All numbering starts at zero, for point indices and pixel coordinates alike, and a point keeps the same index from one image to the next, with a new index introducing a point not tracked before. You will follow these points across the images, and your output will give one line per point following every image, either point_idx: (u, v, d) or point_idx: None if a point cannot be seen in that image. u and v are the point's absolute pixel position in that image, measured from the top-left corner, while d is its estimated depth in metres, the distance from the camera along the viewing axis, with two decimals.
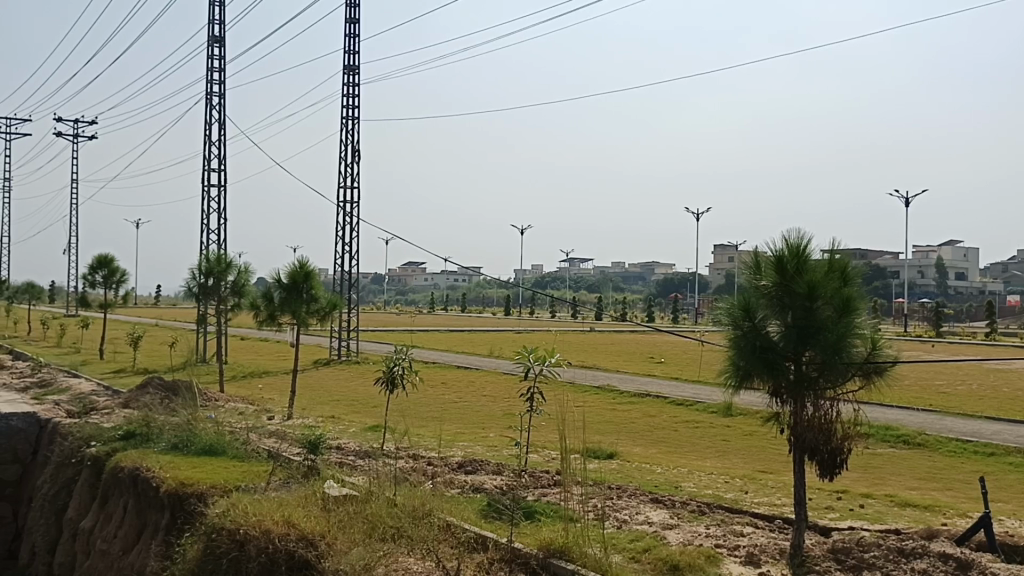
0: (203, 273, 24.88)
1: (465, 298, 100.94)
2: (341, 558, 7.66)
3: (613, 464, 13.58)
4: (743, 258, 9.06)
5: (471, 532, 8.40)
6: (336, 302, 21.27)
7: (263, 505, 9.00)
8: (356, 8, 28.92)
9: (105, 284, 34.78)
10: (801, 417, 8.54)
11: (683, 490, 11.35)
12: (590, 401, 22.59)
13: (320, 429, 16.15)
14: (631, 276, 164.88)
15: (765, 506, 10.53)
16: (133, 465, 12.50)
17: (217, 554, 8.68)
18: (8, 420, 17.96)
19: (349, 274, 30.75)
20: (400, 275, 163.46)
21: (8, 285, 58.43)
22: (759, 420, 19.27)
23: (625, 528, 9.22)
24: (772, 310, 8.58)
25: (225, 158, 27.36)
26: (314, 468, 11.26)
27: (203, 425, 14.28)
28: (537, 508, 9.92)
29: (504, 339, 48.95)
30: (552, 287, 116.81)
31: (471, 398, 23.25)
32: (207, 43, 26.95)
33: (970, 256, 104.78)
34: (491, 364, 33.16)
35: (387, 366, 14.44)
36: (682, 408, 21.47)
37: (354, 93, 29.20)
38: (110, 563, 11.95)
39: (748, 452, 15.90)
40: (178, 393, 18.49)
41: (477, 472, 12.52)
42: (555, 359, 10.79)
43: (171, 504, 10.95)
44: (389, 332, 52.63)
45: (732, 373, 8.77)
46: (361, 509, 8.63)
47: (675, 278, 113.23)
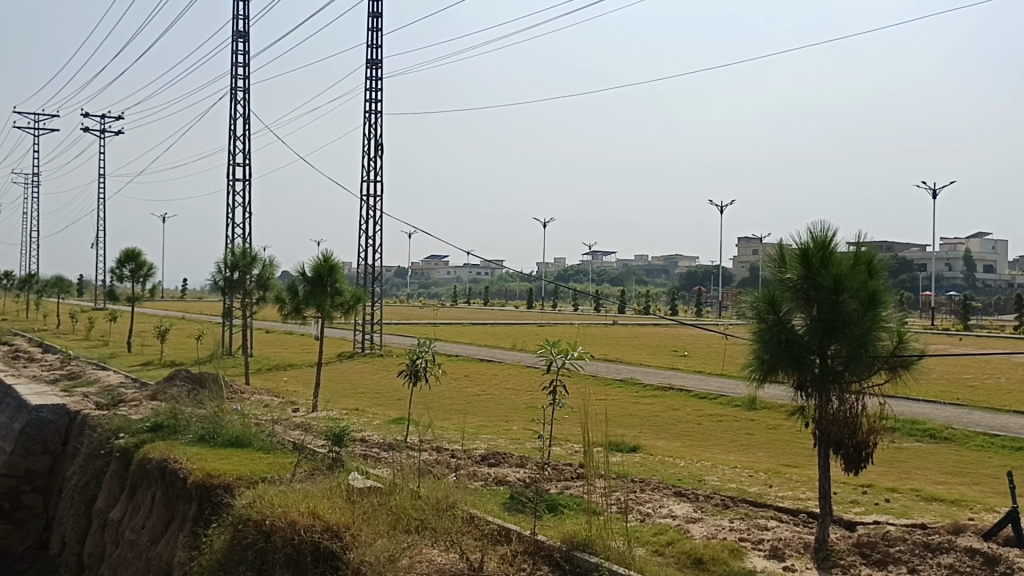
0: (229, 266, 25.06)
1: (487, 291, 101.24)
2: (365, 550, 7.70)
3: (635, 457, 13.59)
4: (768, 252, 9.02)
5: (495, 524, 8.46)
6: (360, 295, 21.39)
7: (288, 496, 9.09)
8: (379, 1, 29.00)
9: (132, 277, 35.15)
10: (827, 411, 8.48)
11: (706, 484, 11.32)
12: (613, 394, 22.57)
13: (345, 421, 16.29)
14: (654, 269, 164.41)
15: (790, 500, 10.48)
16: (161, 456, 12.68)
17: (244, 544, 8.80)
18: (39, 412, 18.28)
19: (373, 268, 30.91)
20: (423, 268, 164.05)
21: (37, 279, 59.40)
22: (783, 414, 19.19)
23: (648, 522, 9.21)
24: (797, 303, 8.54)
25: (250, 153, 27.55)
26: (339, 460, 11.36)
27: (230, 417, 14.44)
28: (561, 501, 9.94)
29: (527, 332, 49.08)
30: (575, 281, 116.78)
31: (494, 391, 23.31)
32: (232, 39, 27.14)
33: (1000, 248, 103.44)
34: (515, 357, 33.21)
35: (411, 359, 14.51)
36: (706, 401, 21.42)
37: (377, 88, 29.30)
38: (139, 553, 12.09)
39: (772, 446, 15.82)
40: (205, 384, 18.72)
41: (501, 465, 12.57)
42: (578, 351, 10.77)
43: (199, 494, 11.09)
44: (413, 325, 52.87)
45: (757, 366, 8.73)
46: (386, 501, 8.69)
47: (699, 271, 112.78)
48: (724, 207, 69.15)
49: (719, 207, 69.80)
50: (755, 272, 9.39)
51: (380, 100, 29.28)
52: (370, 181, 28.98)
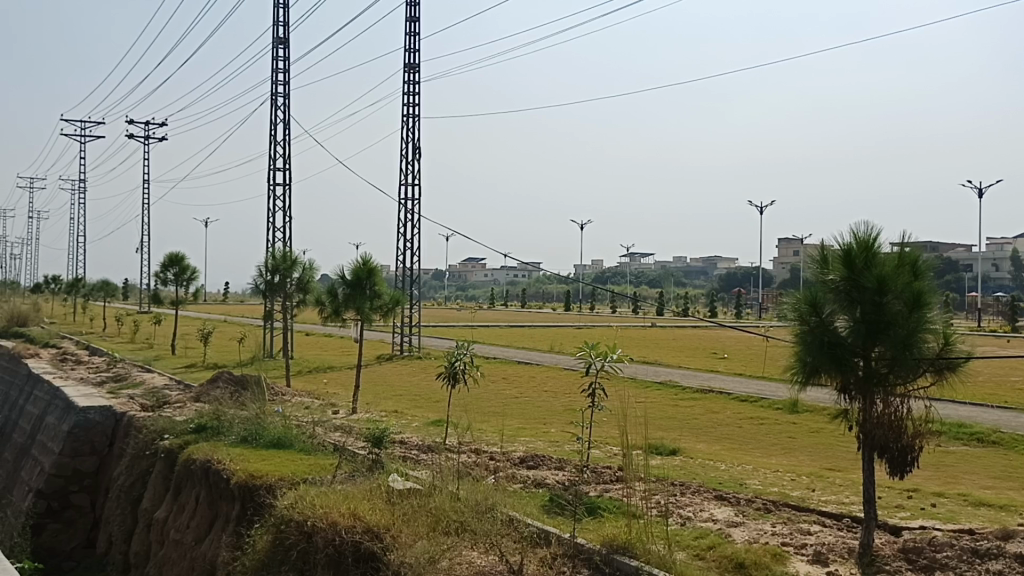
0: (269, 270, 25.34)
1: (525, 293, 101.25)
2: (406, 551, 7.73)
3: (675, 460, 13.51)
4: (810, 253, 8.92)
5: (534, 526, 8.45)
6: (399, 298, 21.52)
7: (329, 497, 9.17)
8: (417, 6, 29.16)
9: (176, 281, 35.71)
10: (870, 414, 8.34)
11: (748, 488, 11.20)
12: (652, 397, 22.46)
13: (384, 423, 16.38)
14: (693, 271, 163.26)
15: (833, 505, 10.33)
16: (205, 457, 12.86)
17: (286, 545, 8.88)
18: (86, 413, 18.71)
19: (411, 270, 31.09)
20: (461, 271, 164.67)
21: (83, 283, 60.61)
22: (826, 417, 18.94)
23: (688, 526, 9.14)
24: (840, 304, 8.41)
25: (290, 157, 27.84)
26: (379, 461, 11.44)
27: (272, 418, 14.61)
28: (600, 503, 9.90)
29: (565, 334, 49.03)
30: (613, 283, 116.39)
31: (532, 393, 23.33)
32: (272, 45, 27.47)
33: None
34: (552, 359, 33.17)
35: (449, 361, 14.56)
36: (746, 404, 21.23)
37: (414, 91, 29.48)
38: (184, 552, 12.24)
39: (815, 450, 15.62)
40: (247, 387, 18.93)
41: (540, 467, 12.55)
42: (617, 354, 10.73)
43: (242, 495, 11.24)
44: (451, 327, 53.04)
45: (800, 369, 8.62)
46: (426, 502, 8.74)
47: (738, 272, 111.86)
48: (764, 207, 68.54)
49: (758, 208, 69.20)
50: (797, 274, 9.30)
51: (418, 104, 29.46)
52: (408, 184, 29.15)
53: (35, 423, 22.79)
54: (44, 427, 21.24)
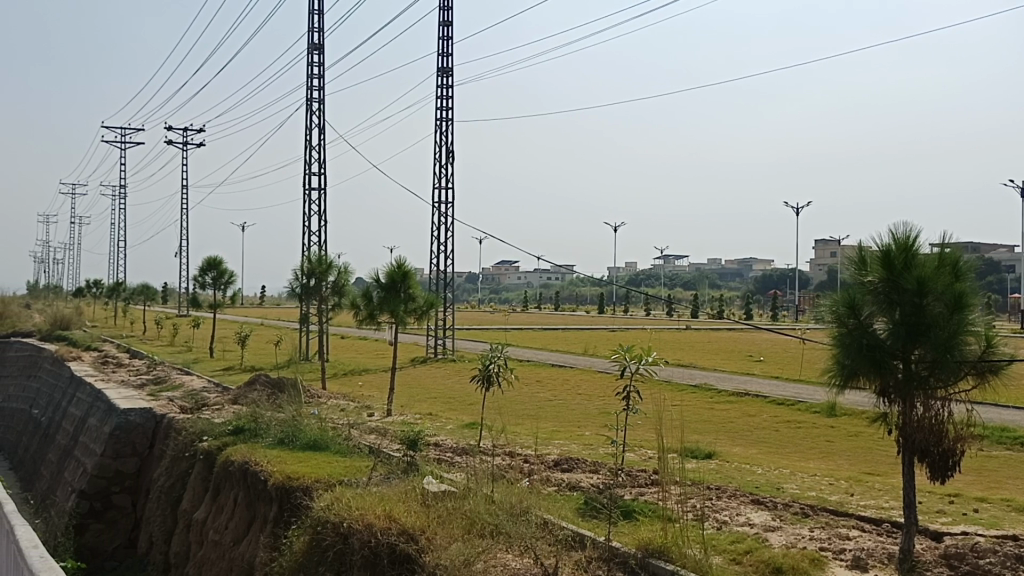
0: (305, 273, 25.58)
1: (558, 296, 101.19)
2: (441, 553, 7.76)
3: (711, 464, 13.42)
4: (847, 254, 8.83)
5: (569, 530, 8.44)
6: (433, 301, 21.59)
7: (365, 499, 9.24)
8: (450, 10, 29.30)
9: (214, 284, 36.17)
10: (911, 417, 8.20)
11: (785, 492, 11.10)
12: (687, 400, 22.32)
13: (419, 426, 16.44)
14: (728, 273, 162.06)
15: (872, 509, 10.20)
16: (243, 459, 13.01)
17: (322, 546, 8.96)
18: (127, 415, 19.03)
19: (445, 273, 31.20)
20: (494, 274, 165.03)
21: (124, 287, 61.69)
22: (864, 421, 18.70)
23: (725, 530, 9.08)
24: (879, 306, 8.30)
25: (325, 162, 28.09)
26: (414, 464, 11.51)
27: (308, 421, 14.74)
28: (635, 507, 9.87)
29: (600, 336, 48.94)
30: (647, 285, 115.87)
31: (566, 396, 23.31)
32: (307, 51, 27.75)
33: None
34: (587, 362, 33.05)
35: (483, 364, 14.59)
36: (783, 407, 21.02)
37: (448, 95, 29.61)
38: (222, 552, 12.39)
39: (853, 454, 15.43)
40: (284, 389, 19.13)
41: (574, 470, 12.53)
42: (652, 357, 10.66)
43: (279, 496, 11.35)
44: (485, 330, 53.13)
45: (838, 372, 8.52)
46: (461, 505, 8.77)
47: (775, 274, 110.88)
48: (800, 208, 67.90)
49: (794, 210, 68.60)
50: (834, 275, 9.20)
51: (451, 107, 29.61)
52: (442, 188, 29.28)
53: (78, 424, 23.22)
54: (87, 429, 21.61)
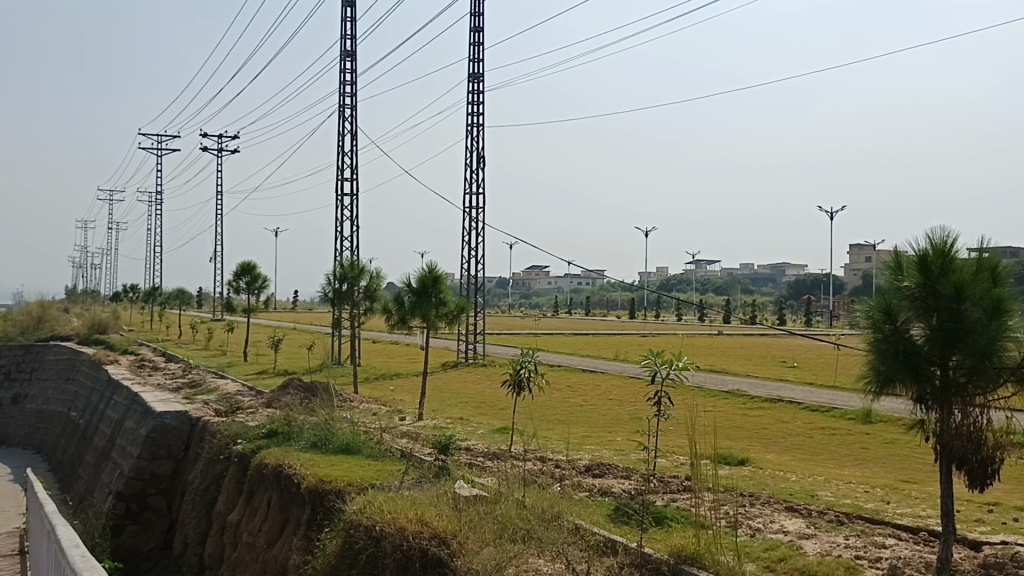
0: (338, 278, 25.78)
1: (589, 301, 100.94)
2: (473, 557, 7.76)
3: (744, 470, 13.32)
4: (883, 259, 8.73)
5: (601, 535, 8.43)
6: (464, 305, 21.63)
7: (397, 503, 9.30)
8: (481, 16, 29.44)
9: (248, 289, 36.53)
10: (948, 425, 8.08)
11: (819, 499, 10.99)
12: (719, 406, 22.15)
13: (451, 431, 16.51)
14: (761, 278, 160.74)
15: (909, 518, 10.06)
16: (277, 462, 13.11)
17: (355, 549, 9.00)
18: (164, 418, 19.28)
19: (476, 278, 31.32)
20: (525, 279, 165.31)
21: (160, 293, 62.56)
22: (901, 428, 18.48)
23: (758, 537, 9.00)
24: (916, 312, 8.20)
25: (357, 168, 28.29)
26: (445, 468, 11.54)
27: (341, 424, 14.82)
28: (668, 513, 9.82)
29: (631, 342, 48.80)
30: (678, 290, 115.36)
31: (597, 401, 23.26)
32: (340, 58, 28.00)
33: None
34: (618, 367, 32.94)
35: (514, 368, 14.59)
36: (817, 413, 20.82)
37: (479, 101, 29.72)
38: (256, 555, 12.48)
39: (890, 461, 15.20)
40: (317, 393, 19.28)
41: (605, 476, 12.51)
42: (683, 362, 10.60)
43: (312, 499, 11.45)
44: (516, 335, 53.09)
45: (874, 378, 8.41)
46: (492, 510, 8.82)
47: (809, 280, 109.96)
48: (834, 213, 67.04)
49: (829, 214, 67.75)
50: (870, 280, 9.11)
51: (482, 114, 29.74)
52: (473, 193, 29.40)
53: (114, 427, 23.57)
54: (124, 430, 21.90)
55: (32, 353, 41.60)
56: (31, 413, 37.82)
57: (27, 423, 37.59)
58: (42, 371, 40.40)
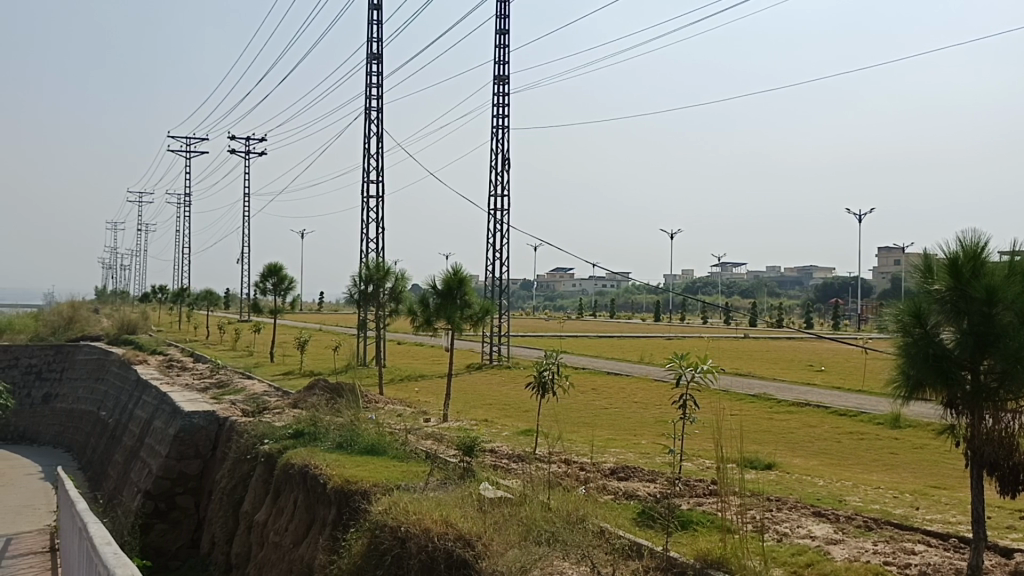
0: (364, 280, 25.92)
1: (614, 303, 100.73)
2: (498, 559, 7.75)
3: (771, 475, 13.22)
4: (913, 262, 8.64)
5: (626, 539, 8.41)
6: (489, 307, 21.62)
7: (423, 504, 9.34)
8: (506, 18, 29.47)
9: (274, 290, 36.82)
10: (979, 430, 7.99)
11: (848, 504, 10.89)
12: (746, 410, 21.98)
13: (475, 432, 16.53)
14: (787, 280, 159.61)
15: (939, 524, 9.94)
16: (303, 462, 13.20)
17: (380, 550, 9.03)
18: (192, 418, 19.47)
19: (501, 280, 31.36)
20: (549, 281, 165.43)
21: (188, 294, 63.18)
22: (930, 433, 18.27)
23: (786, 542, 8.93)
24: (946, 316, 8.10)
25: (383, 169, 28.41)
26: (470, 470, 11.57)
27: (366, 425, 14.92)
28: (693, 517, 9.79)
29: (657, 345, 48.63)
30: (704, 293, 114.95)
31: (623, 404, 23.19)
32: (366, 61, 28.15)
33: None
34: (643, 370, 32.82)
35: (538, 371, 14.58)
36: (845, 418, 20.63)
37: (504, 103, 29.75)
38: (282, 554, 12.55)
39: (918, 467, 15.02)
40: (342, 394, 19.37)
41: (631, 479, 12.47)
42: (707, 364, 10.53)
43: (338, 499, 11.51)
44: (540, 337, 53.08)
45: (903, 382, 8.33)
46: (517, 512, 8.83)
47: (836, 283, 109.05)
48: (863, 215, 66.34)
49: (858, 216, 66.91)
50: (899, 283, 9.03)
51: (507, 116, 29.80)
52: (498, 195, 29.49)
53: (143, 427, 23.83)
54: (152, 430, 22.13)
55: (63, 353, 42.08)
56: (62, 412, 38.30)
57: (58, 422, 38.07)
58: (72, 371, 40.90)
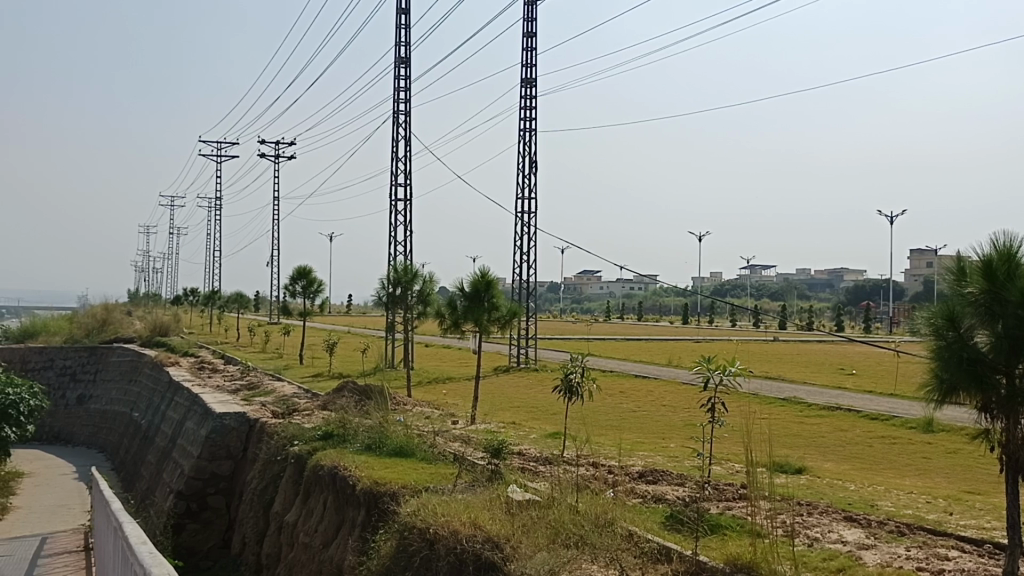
0: (392, 282, 26.04)
1: (642, 306, 100.39)
2: (526, 561, 7.75)
3: (802, 479, 13.09)
4: (946, 264, 8.54)
5: (655, 543, 8.39)
6: (517, 310, 21.64)
7: (451, 506, 9.36)
8: (533, 21, 29.52)
9: (304, 293, 37.11)
10: (1015, 435, 7.86)
11: (880, 509, 10.78)
12: (775, 414, 21.78)
13: (503, 435, 16.53)
14: (817, 283, 158.19)
15: (973, 529, 9.81)
16: (332, 464, 13.29)
17: (409, 552, 9.09)
18: (223, 419, 19.67)
19: (527, 283, 31.39)
20: (576, 283, 165.24)
21: (219, 297, 63.84)
22: (964, 437, 18.03)
23: (816, 546, 8.87)
24: (980, 319, 7.99)
25: (410, 173, 28.56)
26: (498, 472, 11.59)
27: (395, 427, 15.00)
28: (722, 521, 9.74)
29: (684, 348, 48.42)
30: (732, 295, 114.31)
31: (650, 407, 23.12)
32: (394, 65, 28.31)
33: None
34: (671, 373, 32.63)
35: (565, 374, 14.57)
36: (877, 422, 20.42)
37: (531, 106, 29.79)
38: (312, 555, 12.64)
39: (952, 472, 14.81)
40: (371, 396, 19.44)
41: (659, 482, 12.44)
42: (736, 367, 10.47)
43: (367, 501, 11.58)
44: (567, 341, 53.03)
45: (936, 386, 8.25)
46: (545, 515, 8.83)
47: (867, 286, 107.85)
48: (893, 218, 65.70)
49: (889, 218, 66.25)
50: (933, 285, 8.94)
51: (534, 119, 29.83)
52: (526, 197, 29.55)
53: (176, 427, 24.11)
54: (184, 431, 22.37)
55: (97, 355, 42.69)
56: (96, 413, 38.92)
57: (91, 422, 38.65)
58: (106, 372, 41.43)
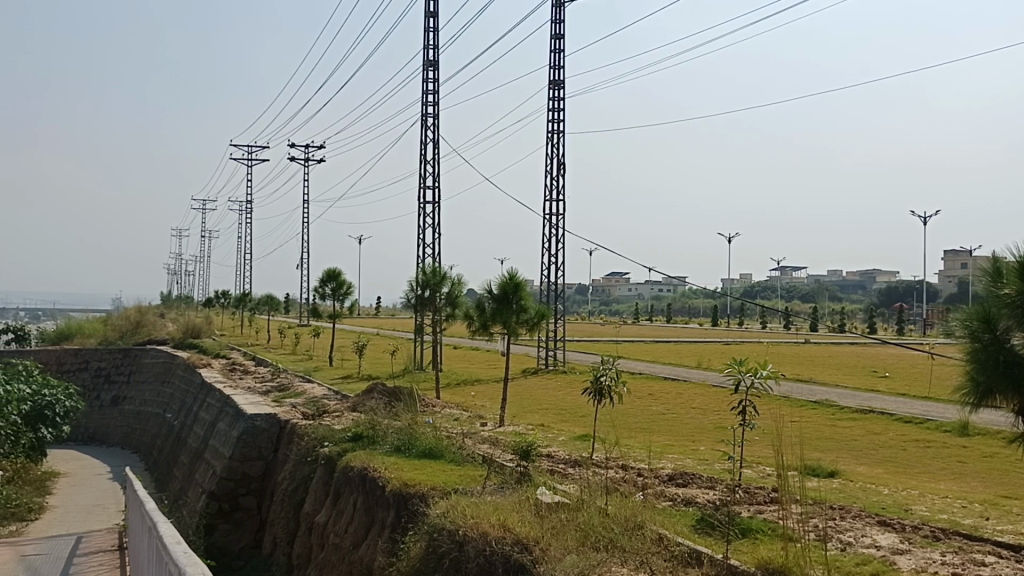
0: (421, 285, 26.14)
1: (670, 308, 99.89)
2: (556, 563, 7.74)
3: (833, 483, 12.95)
4: (981, 265, 8.38)
5: (685, 546, 8.33)
6: (545, 312, 21.60)
7: (480, 508, 9.37)
8: (562, 23, 29.51)
9: (333, 295, 37.36)
10: None
11: (914, 514, 10.62)
12: (807, 416, 21.56)
13: (532, 437, 16.54)
14: (849, 284, 156.58)
15: (1010, 535, 9.65)
16: (362, 465, 13.38)
17: (439, 553, 9.10)
18: (255, 420, 19.87)
19: (556, 285, 31.37)
20: (604, 285, 164.87)
21: (250, 299, 64.47)
22: (1000, 441, 17.77)
23: (850, 551, 8.77)
24: (1016, 321, 7.84)
25: (438, 176, 28.69)
26: (526, 474, 11.59)
27: (424, 429, 15.05)
28: (753, 525, 9.66)
29: (714, 350, 48.20)
30: (761, 296, 113.52)
31: (680, 409, 23.00)
32: (422, 68, 28.43)
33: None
34: (701, 375, 32.46)
35: (595, 376, 14.52)
36: (910, 425, 20.16)
37: (559, 107, 29.80)
38: (342, 556, 12.72)
39: (987, 476, 14.58)
40: (400, 398, 19.53)
41: (689, 485, 12.37)
42: (767, 370, 10.37)
43: (397, 502, 11.63)
44: (595, 343, 52.94)
45: (972, 389, 8.12)
46: (575, 517, 8.80)
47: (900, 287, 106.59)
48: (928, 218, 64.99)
49: (924, 219, 65.48)
50: (966, 286, 8.78)
51: (562, 121, 29.86)
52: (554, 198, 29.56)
53: (208, 428, 24.37)
54: (216, 433, 22.60)
55: (130, 357, 43.25)
56: (130, 414, 39.44)
57: (125, 423, 39.19)
58: (139, 374, 41.96)
